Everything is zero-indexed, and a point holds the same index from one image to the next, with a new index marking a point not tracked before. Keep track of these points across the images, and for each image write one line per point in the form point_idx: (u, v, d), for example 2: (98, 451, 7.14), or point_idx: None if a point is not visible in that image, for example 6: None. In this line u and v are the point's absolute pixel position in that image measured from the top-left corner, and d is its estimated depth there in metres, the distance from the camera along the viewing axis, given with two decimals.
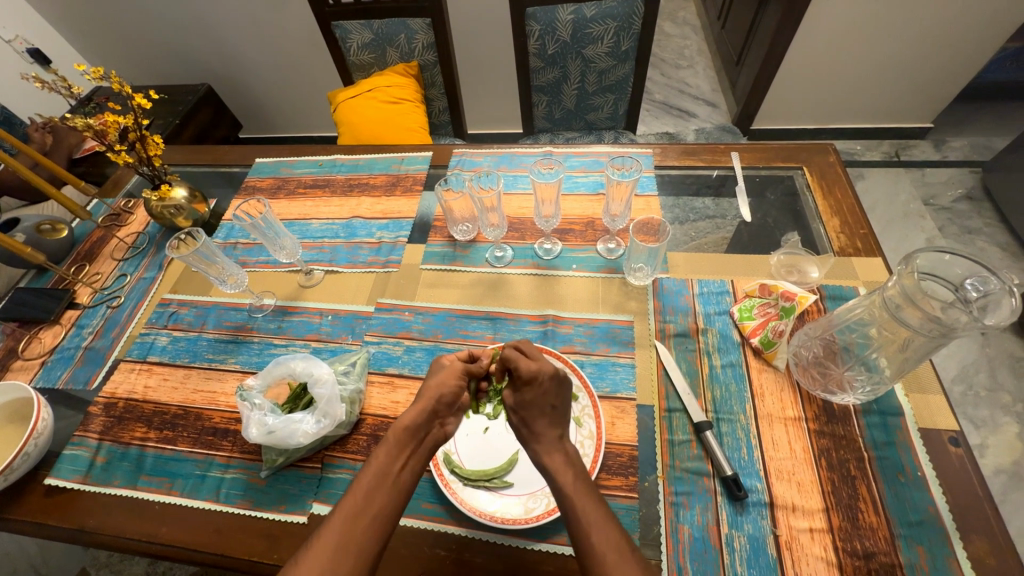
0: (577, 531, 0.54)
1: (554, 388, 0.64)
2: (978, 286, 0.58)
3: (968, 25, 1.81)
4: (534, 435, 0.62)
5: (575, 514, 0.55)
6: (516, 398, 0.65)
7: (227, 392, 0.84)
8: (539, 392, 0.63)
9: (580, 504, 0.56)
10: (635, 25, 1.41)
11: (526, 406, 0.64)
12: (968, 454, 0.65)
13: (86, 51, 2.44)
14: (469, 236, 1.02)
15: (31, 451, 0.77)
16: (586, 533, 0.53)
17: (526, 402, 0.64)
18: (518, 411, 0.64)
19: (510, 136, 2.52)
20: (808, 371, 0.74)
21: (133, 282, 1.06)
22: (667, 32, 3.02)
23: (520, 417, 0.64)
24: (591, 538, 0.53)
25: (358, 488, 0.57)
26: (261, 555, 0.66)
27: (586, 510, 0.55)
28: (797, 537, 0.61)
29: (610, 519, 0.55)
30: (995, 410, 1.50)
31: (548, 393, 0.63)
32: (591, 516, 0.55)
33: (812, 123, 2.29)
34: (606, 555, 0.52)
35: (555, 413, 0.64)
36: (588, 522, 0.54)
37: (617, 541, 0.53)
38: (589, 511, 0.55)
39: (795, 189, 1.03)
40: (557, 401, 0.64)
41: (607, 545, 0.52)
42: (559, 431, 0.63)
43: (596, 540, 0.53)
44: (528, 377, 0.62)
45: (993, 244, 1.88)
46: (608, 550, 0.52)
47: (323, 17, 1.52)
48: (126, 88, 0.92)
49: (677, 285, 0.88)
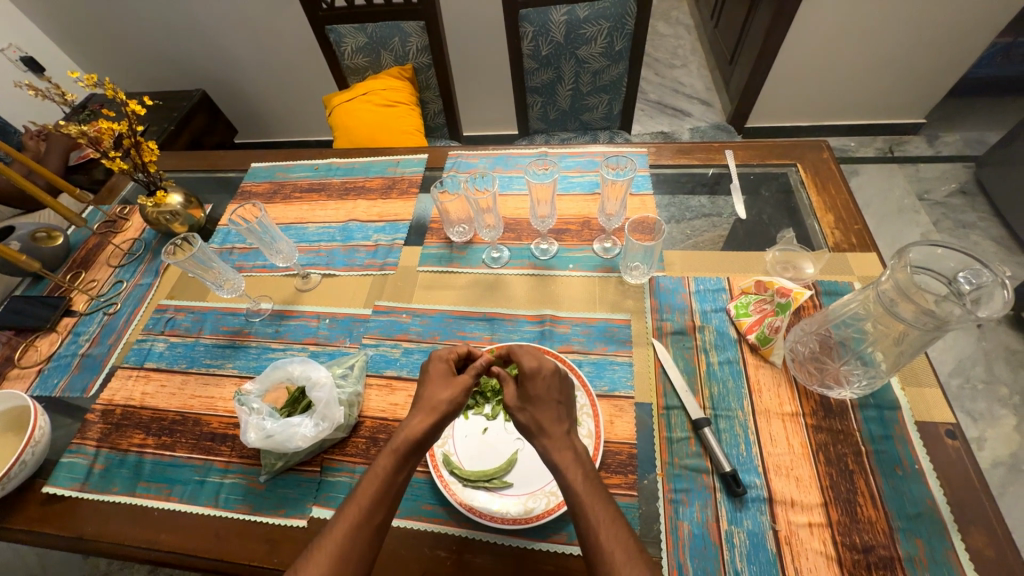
0: (584, 530, 0.54)
1: (555, 380, 0.64)
2: (970, 279, 0.58)
3: (960, 19, 1.82)
4: (543, 431, 0.61)
5: (584, 513, 0.55)
6: (520, 393, 0.64)
7: (225, 396, 0.84)
8: (544, 384, 0.63)
9: (589, 501, 0.55)
10: (628, 25, 1.42)
11: (532, 401, 0.63)
12: (965, 447, 0.66)
13: (80, 58, 2.44)
14: (466, 237, 1.02)
15: (28, 460, 0.76)
16: (595, 534, 0.53)
17: (532, 396, 0.63)
18: (524, 408, 0.63)
19: (505, 138, 2.53)
20: (804, 366, 0.74)
21: (130, 288, 1.06)
22: (660, 31, 3.03)
23: (529, 414, 0.62)
24: (600, 536, 0.53)
25: (361, 497, 0.56)
26: (262, 560, 0.66)
27: (594, 509, 0.55)
28: (796, 532, 0.62)
29: (618, 519, 0.55)
30: (993, 403, 1.51)
31: (550, 385, 0.64)
32: (601, 515, 0.54)
33: (806, 120, 2.30)
34: (614, 554, 0.52)
35: (561, 407, 0.64)
36: (597, 520, 0.54)
37: (625, 538, 0.53)
38: (599, 509, 0.55)
39: (790, 186, 1.04)
40: (562, 398, 0.64)
41: (614, 544, 0.52)
42: (567, 427, 0.62)
43: (604, 541, 0.53)
44: (533, 368, 0.63)
45: (987, 238, 1.89)
46: (617, 550, 0.52)
47: (317, 22, 1.53)
48: (119, 94, 0.91)
49: (673, 283, 0.89)
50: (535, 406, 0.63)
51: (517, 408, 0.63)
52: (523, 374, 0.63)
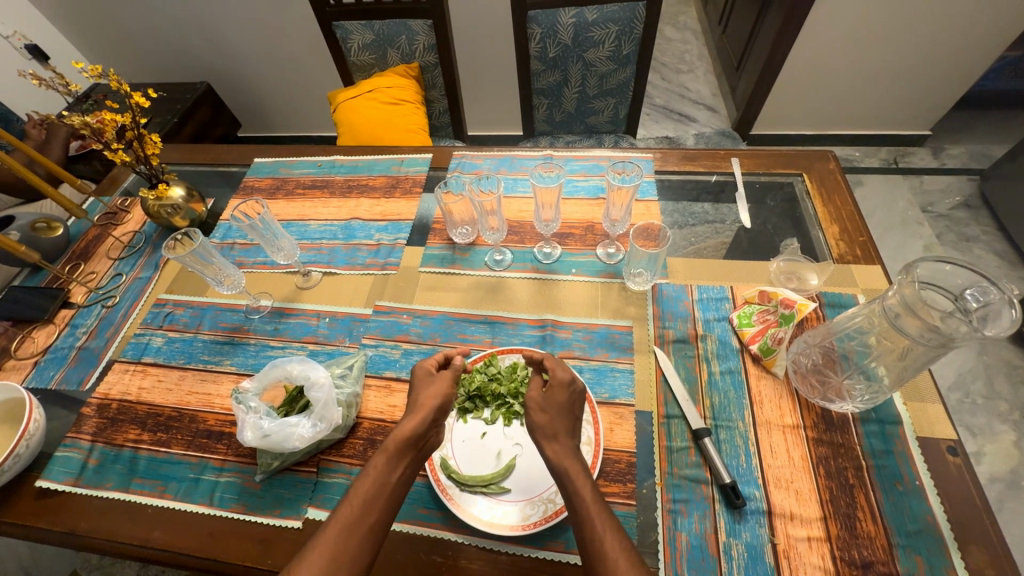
0: (589, 539, 0.53)
1: (574, 397, 0.65)
2: (977, 296, 0.58)
3: (970, 31, 1.82)
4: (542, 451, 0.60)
5: (588, 521, 0.54)
6: (547, 397, 0.64)
7: (223, 393, 0.84)
8: (569, 396, 0.64)
9: (592, 508, 0.55)
10: (637, 29, 1.41)
11: (554, 406, 0.63)
12: (967, 464, 0.65)
13: (85, 47, 2.42)
14: (469, 239, 1.01)
15: (22, 453, 0.76)
16: (600, 548, 0.52)
17: (554, 404, 0.63)
18: (545, 410, 0.63)
19: (510, 139, 2.52)
20: (807, 378, 0.74)
21: (129, 282, 1.05)
22: (667, 36, 3.03)
23: (547, 416, 0.62)
24: (604, 545, 0.52)
25: (355, 496, 0.55)
26: (255, 561, 0.65)
27: (598, 517, 0.54)
28: (795, 545, 0.61)
29: (619, 529, 0.54)
30: (992, 418, 1.51)
31: (571, 402, 0.64)
32: (601, 522, 0.54)
33: (812, 129, 2.29)
34: (618, 560, 0.51)
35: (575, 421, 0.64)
36: (597, 527, 0.53)
37: (623, 543, 0.52)
38: (599, 515, 0.54)
39: (795, 195, 1.03)
40: (579, 411, 0.65)
41: (618, 551, 0.51)
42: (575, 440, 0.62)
43: (607, 548, 0.52)
44: (565, 380, 0.65)
45: (990, 252, 1.89)
46: (620, 557, 0.51)
47: (324, 18, 1.52)
48: (123, 86, 0.90)
49: (676, 290, 0.88)
50: (556, 411, 0.63)
51: (537, 409, 0.63)
52: (551, 383, 0.65)
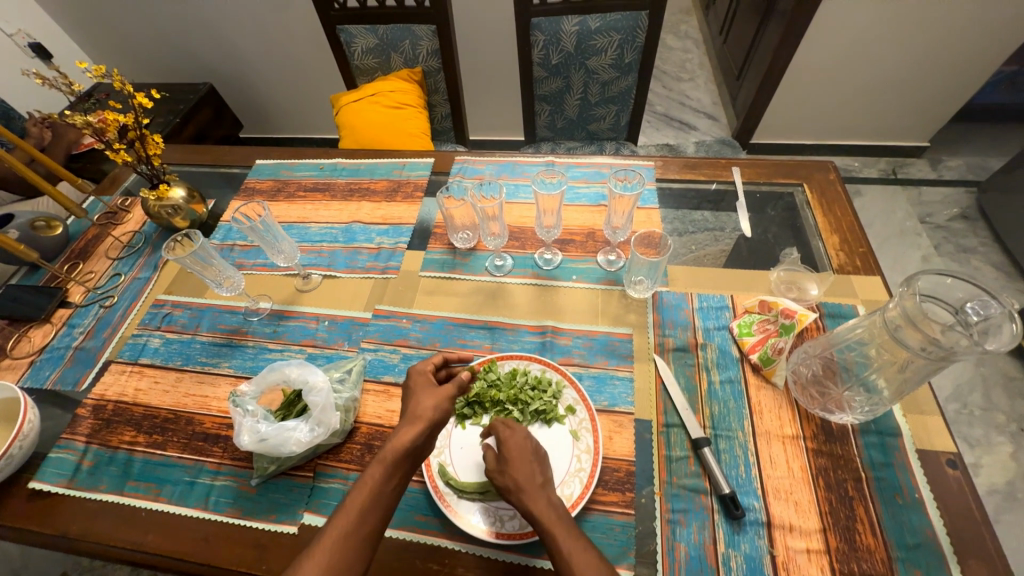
0: (557, 560, 0.53)
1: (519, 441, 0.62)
2: (977, 310, 0.58)
3: (968, 44, 1.84)
4: (521, 485, 0.57)
5: (554, 544, 0.54)
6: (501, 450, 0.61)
7: (220, 396, 0.83)
8: (522, 443, 0.62)
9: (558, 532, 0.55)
10: (639, 38, 1.42)
11: (518, 451, 0.61)
12: (966, 477, 0.65)
13: (90, 48, 2.43)
14: (469, 244, 1.01)
15: (15, 454, 0.75)
16: (568, 563, 0.53)
17: (507, 455, 0.60)
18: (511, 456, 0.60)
19: (511, 144, 2.53)
20: (807, 389, 0.73)
21: (128, 282, 1.04)
22: (668, 44, 3.05)
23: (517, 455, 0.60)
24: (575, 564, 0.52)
25: (350, 505, 0.54)
26: (249, 566, 0.65)
27: (563, 538, 0.54)
28: (794, 558, 0.61)
29: (586, 546, 0.54)
30: (989, 430, 1.51)
31: (520, 443, 0.62)
32: (569, 543, 0.54)
33: (811, 139, 2.31)
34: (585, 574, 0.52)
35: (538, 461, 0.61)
36: (565, 548, 0.53)
37: (593, 558, 0.53)
38: (567, 537, 0.54)
39: (795, 205, 1.04)
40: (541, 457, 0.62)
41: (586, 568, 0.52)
42: (542, 477, 0.59)
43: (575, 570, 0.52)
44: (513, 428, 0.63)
45: (987, 263, 1.90)
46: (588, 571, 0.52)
47: (329, 21, 1.53)
48: (125, 86, 0.90)
49: (676, 298, 0.88)
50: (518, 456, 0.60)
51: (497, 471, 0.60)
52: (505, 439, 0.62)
